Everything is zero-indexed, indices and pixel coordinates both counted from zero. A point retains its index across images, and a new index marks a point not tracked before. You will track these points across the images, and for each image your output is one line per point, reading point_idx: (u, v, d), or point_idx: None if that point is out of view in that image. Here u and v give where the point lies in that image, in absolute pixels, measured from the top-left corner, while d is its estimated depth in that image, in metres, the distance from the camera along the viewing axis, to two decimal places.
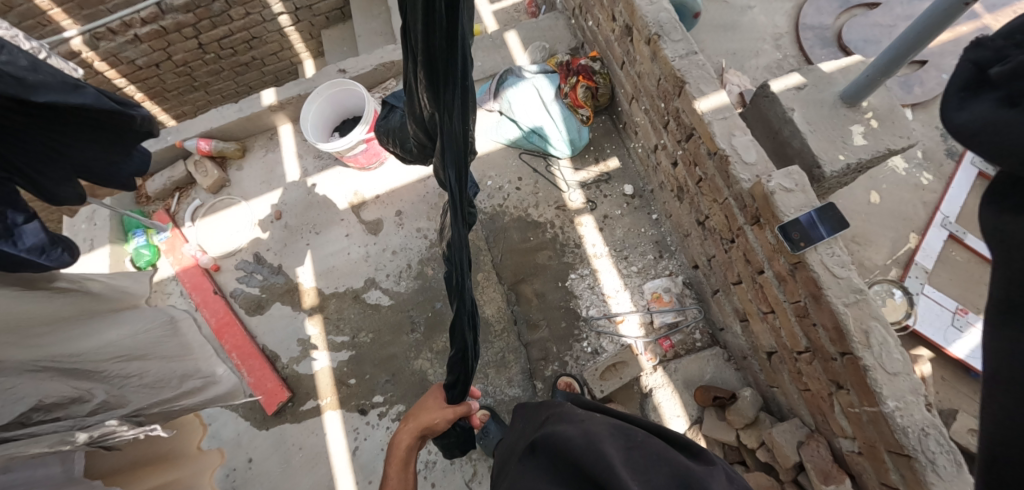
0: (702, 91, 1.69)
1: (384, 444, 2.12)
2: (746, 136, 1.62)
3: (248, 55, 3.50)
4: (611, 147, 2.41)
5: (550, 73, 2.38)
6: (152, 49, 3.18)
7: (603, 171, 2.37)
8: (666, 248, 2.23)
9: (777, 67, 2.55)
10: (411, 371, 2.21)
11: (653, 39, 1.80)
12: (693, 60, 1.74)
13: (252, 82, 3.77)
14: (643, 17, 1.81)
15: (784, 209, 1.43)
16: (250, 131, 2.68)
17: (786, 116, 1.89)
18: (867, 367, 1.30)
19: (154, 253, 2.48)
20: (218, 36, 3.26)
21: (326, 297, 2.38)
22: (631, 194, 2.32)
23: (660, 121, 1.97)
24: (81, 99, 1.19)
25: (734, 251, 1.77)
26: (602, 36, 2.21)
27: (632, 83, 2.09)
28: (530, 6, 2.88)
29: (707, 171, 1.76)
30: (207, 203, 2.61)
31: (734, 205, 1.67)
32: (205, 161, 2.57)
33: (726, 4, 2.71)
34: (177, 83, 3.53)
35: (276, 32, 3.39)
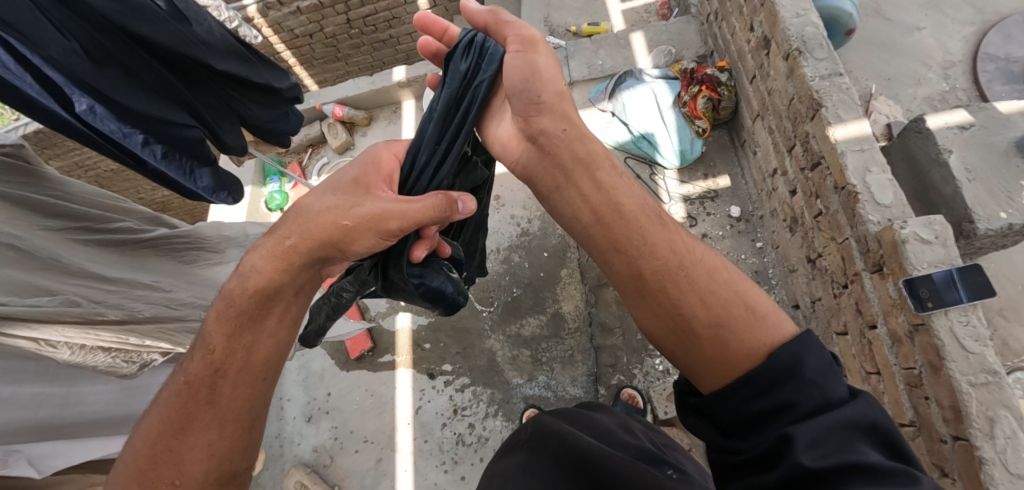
0: (840, 117, 1.54)
1: (444, 410, 2.24)
2: (883, 174, 1.45)
3: (387, 33, 3.79)
4: (724, 164, 2.28)
5: (671, 80, 2.32)
6: (310, 20, 3.56)
7: (710, 188, 2.25)
8: (766, 280, 2.08)
9: (940, 100, 2.23)
10: (481, 349, 2.30)
11: (792, 55, 1.67)
12: (835, 83, 1.58)
13: (386, 58, 4.07)
14: (784, 30, 1.69)
15: (914, 261, 1.27)
16: (378, 103, 2.92)
17: (939, 158, 1.66)
18: (983, 459, 1.12)
19: (284, 199, 2.80)
20: (364, 14, 3.58)
21: None
22: (737, 217, 2.18)
23: (784, 144, 1.83)
24: (242, 64, 1.38)
25: (845, 297, 1.60)
26: (735, 46, 2.09)
27: (761, 100, 1.95)
28: (663, 8, 2.79)
29: (829, 205, 1.60)
30: (332, 162, 2.90)
31: (855, 247, 1.51)
32: (337, 125, 2.86)
33: (888, 22, 2.41)
34: (325, 52, 3.93)
35: (414, 14, 3.63)
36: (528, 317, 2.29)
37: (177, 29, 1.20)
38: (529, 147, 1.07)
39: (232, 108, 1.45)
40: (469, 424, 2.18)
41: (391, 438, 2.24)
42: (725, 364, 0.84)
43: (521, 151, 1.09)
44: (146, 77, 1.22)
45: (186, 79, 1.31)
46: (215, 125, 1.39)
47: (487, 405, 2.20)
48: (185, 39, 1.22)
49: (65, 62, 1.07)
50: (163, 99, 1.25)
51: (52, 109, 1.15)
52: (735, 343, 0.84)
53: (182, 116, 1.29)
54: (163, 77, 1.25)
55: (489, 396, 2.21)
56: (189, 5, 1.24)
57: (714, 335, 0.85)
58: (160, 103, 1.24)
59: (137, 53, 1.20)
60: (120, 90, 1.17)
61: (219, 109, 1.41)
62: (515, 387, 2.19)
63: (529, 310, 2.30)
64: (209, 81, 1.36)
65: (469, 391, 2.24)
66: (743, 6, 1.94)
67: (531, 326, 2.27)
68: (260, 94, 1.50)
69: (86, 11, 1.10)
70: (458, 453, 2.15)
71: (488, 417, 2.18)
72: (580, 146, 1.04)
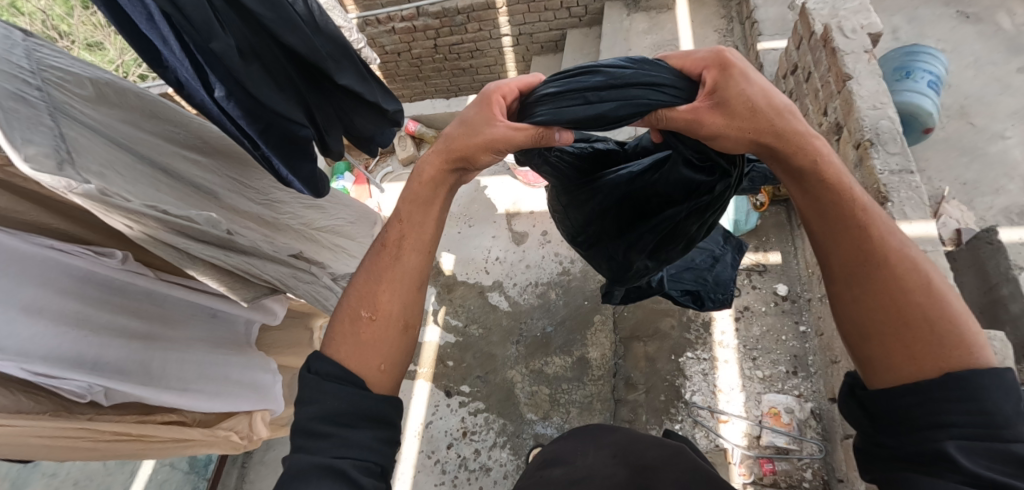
0: (906, 214, 1.51)
1: (453, 430, 2.25)
2: None
3: (468, 62, 4.01)
4: (778, 240, 2.25)
5: None
6: (401, 40, 3.84)
7: (759, 262, 2.22)
8: (804, 366, 2.00)
9: (1020, 214, 2.14)
10: (502, 378, 2.31)
11: (863, 144, 1.67)
12: (905, 179, 1.57)
13: (463, 85, 4.28)
14: (859, 120, 1.69)
15: None
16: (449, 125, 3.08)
17: (1009, 273, 1.59)
18: None
19: (345, 197, 2.98)
20: (450, 42, 3.82)
21: (457, 282, 2.62)
22: (783, 296, 2.13)
23: None
24: (360, 81, 1.48)
25: None
26: (806, 127, 2.09)
27: None
28: None
29: None
30: (395, 172, 3.08)
31: None
32: (407, 138, 3.03)
33: (972, 126, 2.36)
34: (408, 71, 4.20)
35: (496, 49, 3.84)
36: (554, 355, 2.29)
37: (311, 39, 1.29)
38: (716, 132, 0.90)
39: (340, 117, 1.57)
40: (475, 449, 2.19)
41: (397, 446, 2.27)
42: (915, 357, 0.79)
43: (711, 133, 0.91)
44: (279, 80, 1.31)
45: (308, 85, 1.42)
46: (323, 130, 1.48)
47: (497, 434, 2.20)
48: (317, 50, 1.30)
49: (224, 55, 1.14)
50: (287, 98, 1.32)
51: (195, 92, 1.17)
52: (925, 339, 0.79)
53: (299, 115, 1.34)
54: (291, 82, 1.34)
55: (500, 426, 2.21)
56: (324, 23, 1.37)
57: (905, 330, 0.80)
58: (284, 98, 1.31)
59: (277, 57, 1.31)
60: (259, 86, 1.23)
61: (330, 117, 1.53)
62: (528, 423, 2.18)
63: (557, 349, 2.30)
64: (329, 93, 1.49)
65: (481, 417, 2.25)
66: (820, 90, 1.96)
67: (555, 365, 2.27)
68: (368, 108, 1.59)
69: (247, 18, 1.22)
70: (459, 476, 2.15)
71: (495, 446, 2.17)
72: (785, 111, 0.90)
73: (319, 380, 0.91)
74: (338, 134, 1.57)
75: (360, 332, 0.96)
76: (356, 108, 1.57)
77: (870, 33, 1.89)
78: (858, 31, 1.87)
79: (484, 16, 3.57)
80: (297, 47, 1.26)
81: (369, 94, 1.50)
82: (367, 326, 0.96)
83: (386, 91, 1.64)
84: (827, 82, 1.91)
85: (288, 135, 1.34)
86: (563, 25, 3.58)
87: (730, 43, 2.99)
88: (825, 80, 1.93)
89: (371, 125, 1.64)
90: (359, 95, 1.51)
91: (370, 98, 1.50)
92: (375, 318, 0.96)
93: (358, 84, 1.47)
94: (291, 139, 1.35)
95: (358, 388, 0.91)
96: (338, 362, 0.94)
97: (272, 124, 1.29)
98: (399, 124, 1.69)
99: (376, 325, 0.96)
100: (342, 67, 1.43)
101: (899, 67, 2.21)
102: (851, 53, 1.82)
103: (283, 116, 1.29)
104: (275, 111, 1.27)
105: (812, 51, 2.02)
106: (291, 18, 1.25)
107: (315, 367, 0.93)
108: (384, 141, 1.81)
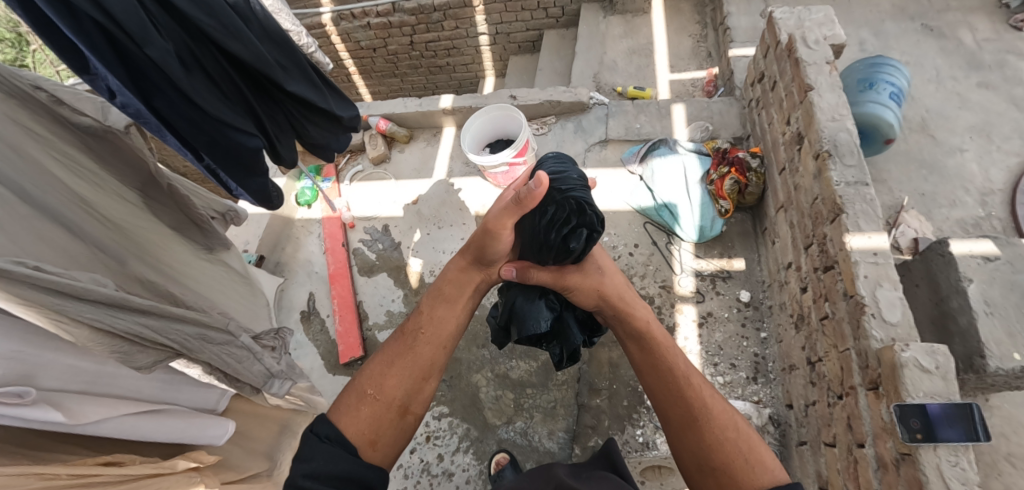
0: (860, 226, 1.53)
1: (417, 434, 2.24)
2: (894, 291, 1.44)
3: (444, 60, 3.96)
4: (742, 247, 2.26)
5: (704, 155, 2.34)
6: (377, 35, 3.78)
7: (724, 268, 2.24)
8: (764, 372, 2.03)
9: (974, 226, 2.20)
10: (467, 383, 2.30)
11: (822, 156, 1.69)
12: (860, 192, 1.58)
13: (440, 83, 4.22)
14: (818, 132, 1.71)
15: (911, 387, 1.25)
16: (422, 124, 3.03)
17: (959, 285, 1.64)
18: None
19: (313, 196, 2.93)
20: (426, 39, 3.76)
21: (425, 285, 2.59)
22: (746, 302, 2.16)
23: (803, 240, 1.82)
24: (314, 91, 1.49)
25: (838, 409, 1.55)
26: (771, 136, 2.11)
27: (787, 192, 1.95)
28: (710, 85, 2.83)
29: (836, 310, 1.58)
30: (365, 170, 3.02)
31: (854, 360, 1.48)
32: (378, 137, 2.98)
33: (932, 139, 2.40)
34: (384, 67, 4.12)
35: (473, 47, 3.80)
36: (520, 360, 2.28)
37: (260, 51, 1.28)
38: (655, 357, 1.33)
39: (291, 125, 1.56)
40: (438, 454, 2.18)
41: None
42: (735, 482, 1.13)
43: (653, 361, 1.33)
44: (224, 91, 1.30)
45: (261, 93, 1.42)
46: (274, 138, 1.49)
47: (460, 439, 2.20)
48: (266, 61, 1.30)
49: (162, 63, 1.12)
50: (235, 108, 1.33)
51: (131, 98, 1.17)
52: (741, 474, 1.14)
53: (249, 126, 1.36)
54: (239, 92, 1.34)
55: (463, 431, 2.21)
56: (271, 34, 1.37)
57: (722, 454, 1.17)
58: (231, 109, 1.31)
59: (222, 66, 1.28)
60: (204, 96, 1.23)
61: (282, 125, 1.53)
62: (491, 428, 2.18)
63: (523, 353, 2.29)
64: (282, 101, 1.48)
65: (446, 421, 2.24)
66: (784, 100, 1.98)
67: (520, 369, 2.26)
68: (323, 116, 1.60)
69: (187, 23, 1.18)
70: (421, 481, 2.15)
71: (459, 451, 2.17)
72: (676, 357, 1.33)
73: (312, 436, 1.16)
74: (290, 141, 1.58)
75: (378, 396, 1.25)
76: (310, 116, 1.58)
77: (833, 44, 1.90)
78: (822, 43, 1.88)
79: (461, 14, 3.52)
80: (243, 57, 1.25)
81: (323, 103, 1.51)
82: (355, 426, 1.21)
83: (344, 99, 1.65)
84: (791, 92, 1.93)
85: (233, 144, 1.35)
86: (541, 25, 3.55)
87: (704, 49, 3.00)
88: (788, 90, 1.94)
89: (327, 135, 1.66)
90: (313, 106, 1.53)
91: (324, 107, 1.52)
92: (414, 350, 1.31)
93: (310, 91, 1.48)
94: (240, 149, 1.37)
95: (347, 449, 1.17)
96: (339, 434, 1.19)
97: (218, 135, 1.32)
98: (354, 130, 1.72)
99: (376, 404, 1.24)
100: (294, 77, 1.43)
101: (863, 79, 2.26)
102: (814, 64, 1.83)
103: (233, 128, 1.32)
104: (223, 121, 1.28)
105: (778, 61, 2.04)
106: (235, 26, 1.22)
107: (319, 428, 1.18)
108: (341, 146, 1.75)
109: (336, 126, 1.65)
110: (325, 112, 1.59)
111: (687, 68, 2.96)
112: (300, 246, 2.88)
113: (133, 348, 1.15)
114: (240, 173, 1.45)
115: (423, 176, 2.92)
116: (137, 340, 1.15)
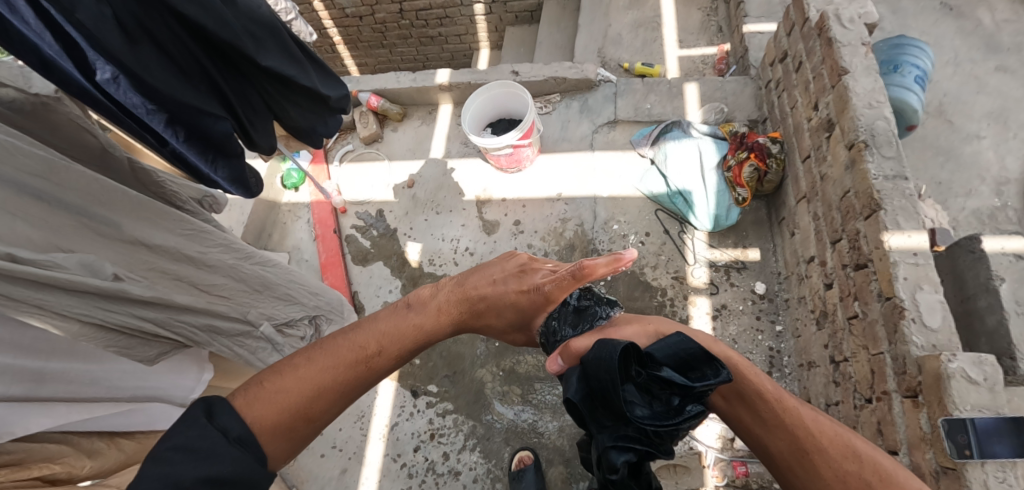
0: (898, 224, 1.45)
1: (420, 432, 2.16)
2: (934, 293, 1.36)
3: (436, 30, 3.70)
4: (757, 237, 2.17)
5: (720, 139, 2.22)
6: (363, 2, 3.51)
7: (738, 258, 2.15)
8: (779, 367, 1.97)
9: (992, 216, 2.13)
10: (471, 378, 2.20)
11: (857, 146, 1.59)
12: (899, 186, 1.49)
13: (431, 55, 3.98)
14: (853, 119, 1.61)
15: (957, 399, 1.19)
16: (416, 101, 2.84)
17: (990, 284, 1.56)
18: None
19: (300, 178, 2.76)
20: (417, 7, 3.50)
21: (423, 275, 2.46)
22: (761, 294, 2.08)
23: (829, 234, 1.74)
24: (292, 65, 1.28)
25: (866, 412, 1.50)
26: (794, 120, 2.00)
27: (811, 182, 1.86)
28: (721, 63, 2.68)
29: (867, 310, 1.51)
30: (357, 151, 2.84)
31: (889, 364, 1.42)
32: (369, 115, 2.78)
33: (950, 125, 2.31)
34: (371, 37, 3.85)
35: (466, 17, 3.55)
36: (526, 354, 2.18)
37: (223, 16, 1.07)
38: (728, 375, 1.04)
39: (267, 105, 1.35)
40: (443, 452, 2.11)
41: (360, 450, 2.18)
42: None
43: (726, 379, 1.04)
44: (184, 66, 1.11)
45: (232, 70, 1.22)
46: (248, 123, 1.30)
47: (466, 437, 2.12)
48: (232, 28, 1.09)
49: (98, 31, 0.94)
50: (198, 86, 1.14)
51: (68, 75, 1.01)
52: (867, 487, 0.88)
53: (216, 108, 1.18)
54: (203, 67, 1.14)
55: (469, 429, 2.13)
56: None
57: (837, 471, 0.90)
58: (192, 88, 1.12)
59: (180, 38, 1.07)
60: (158, 74, 1.05)
61: (257, 107, 1.31)
62: (497, 425, 2.11)
63: (529, 347, 2.19)
64: (257, 79, 1.26)
65: (450, 418, 2.16)
66: (811, 83, 1.87)
67: (527, 364, 2.17)
68: (304, 95, 1.39)
69: None
70: (426, 480, 2.08)
71: (465, 449, 2.10)
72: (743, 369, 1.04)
73: (218, 433, 0.79)
74: (267, 125, 1.38)
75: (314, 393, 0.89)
76: (290, 95, 1.37)
77: (867, 23, 1.78)
78: (856, 21, 1.75)
79: None
80: (203, 24, 1.05)
81: (304, 79, 1.31)
82: (274, 442, 0.86)
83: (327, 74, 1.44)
84: (820, 74, 1.81)
85: (200, 130, 1.17)
86: None
87: (714, 24, 2.84)
88: (817, 72, 1.83)
89: (310, 116, 1.46)
90: (291, 83, 1.32)
91: (305, 83, 1.31)
92: (371, 356, 0.96)
93: (288, 66, 1.26)
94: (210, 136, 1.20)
95: (253, 459, 0.81)
96: (253, 434, 0.83)
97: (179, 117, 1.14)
98: (343, 109, 1.52)
99: (304, 413, 0.88)
100: (269, 48, 1.22)
101: (887, 60, 2.15)
102: (849, 45, 1.71)
103: (198, 112, 1.13)
104: (184, 104, 1.10)
105: (805, 40, 1.91)
106: None
107: (222, 420, 0.81)
108: (329, 130, 1.56)
109: (320, 105, 1.45)
110: (309, 91, 1.37)
111: (697, 44, 2.80)
112: (288, 232, 2.72)
113: (132, 341, 1.07)
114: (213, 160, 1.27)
115: (419, 158, 2.74)
116: (135, 334, 1.07)
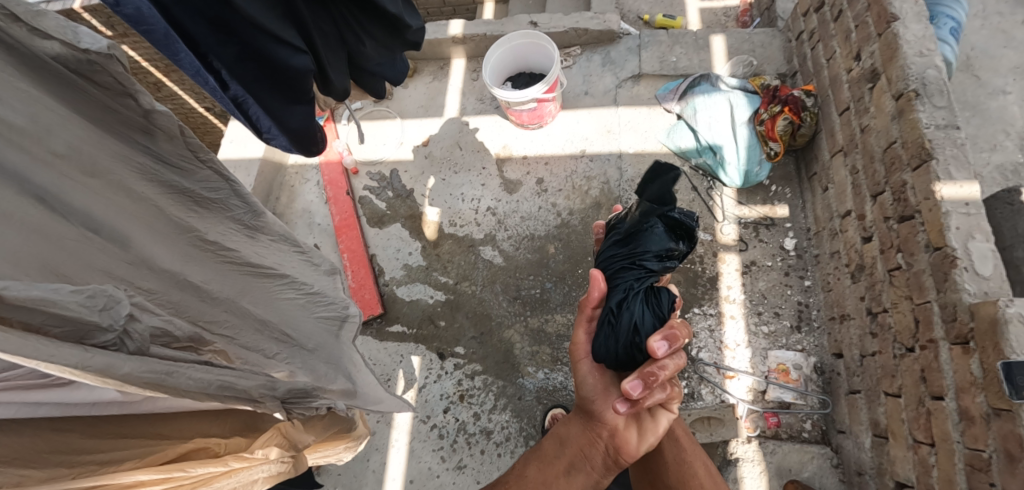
0: (950, 173, 1.43)
1: (448, 395, 2.15)
2: (986, 243, 1.36)
3: None
4: (785, 193, 2.16)
5: (751, 94, 2.18)
6: None
7: (767, 215, 2.14)
8: (808, 321, 2.00)
9: (1015, 171, 2.16)
10: (500, 338, 2.19)
11: (905, 95, 1.56)
12: (950, 135, 1.47)
13: (431, 9, 3.77)
14: (902, 68, 1.57)
15: (1016, 344, 1.20)
16: (427, 55, 2.70)
17: None
18: None
19: None
20: None
21: (443, 236, 2.39)
22: (790, 250, 2.09)
23: (869, 188, 1.73)
24: None
25: (906, 361, 1.53)
26: (830, 72, 1.96)
27: (849, 135, 1.84)
28: (744, 16, 2.61)
29: (913, 261, 1.51)
30: (365, 109, 2.71)
31: (936, 312, 1.43)
32: None
33: (975, 80, 2.31)
34: None
35: None
36: (555, 313, 2.17)
37: None
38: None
39: (343, 40, 1.28)
40: (474, 413, 2.11)
41: (388, 413, 2.16)
42: None
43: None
44: None
45: None
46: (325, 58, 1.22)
47: (496, 397, 2.12)
48: None
49: None
50: (274, 10, 1.06)
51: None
52: None
53: (293, 36, 1.10)
54: None
55: (499, 389, 2.13)
56: None
57: None
58: (268, 10, 1.04)
59: None
60: None
61: (331, 38, 1.24)
62: (527, 385, 2.11)
63: (557, 306, 2.18)
64: (332, 5, 1.19)
65: (479, 380, 2.15)
66: (853, 31, 1.82)
67: (556, 323, 2.16)
68: (379, 24, 1.33)
69: None
70: (458, 440, 2.08)
71: (496, 409, 2.10)
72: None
73: None
74: (342, 63, 1.31)
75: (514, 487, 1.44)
76: (365, 25, 1.30)
77: None
78: None
79: None
80: None
81: (388, 3, 1.25)
82: None
83: (407, 5, 1.39)
84: (864, 22, 1.76)
85: (273, 61, 1.10)
86: None
87: None
88: (860, 20, 1.78)
89: (380, 52, 1.40)
90: (368, 6, 1.25)
91: (387, 9, 1.26)
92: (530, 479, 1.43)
93: None
94: (280, 67, 1.11)
95: None
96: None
97: (250, 45, 1.06)
98: (416, 47, 1.45)
99: None
100: None
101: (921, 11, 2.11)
102: None
103: (270, 35, 1.05)
104: (258, 25, 1.02)
105: None
106: None
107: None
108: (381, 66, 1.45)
109: (391, 39, 1.39)
110: (385, 18, 1.31)
111: None
112: (296, 195, 2.60)
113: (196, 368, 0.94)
114: (284, 98, 1.21)
115: (432, 115, 2.63)
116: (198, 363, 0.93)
